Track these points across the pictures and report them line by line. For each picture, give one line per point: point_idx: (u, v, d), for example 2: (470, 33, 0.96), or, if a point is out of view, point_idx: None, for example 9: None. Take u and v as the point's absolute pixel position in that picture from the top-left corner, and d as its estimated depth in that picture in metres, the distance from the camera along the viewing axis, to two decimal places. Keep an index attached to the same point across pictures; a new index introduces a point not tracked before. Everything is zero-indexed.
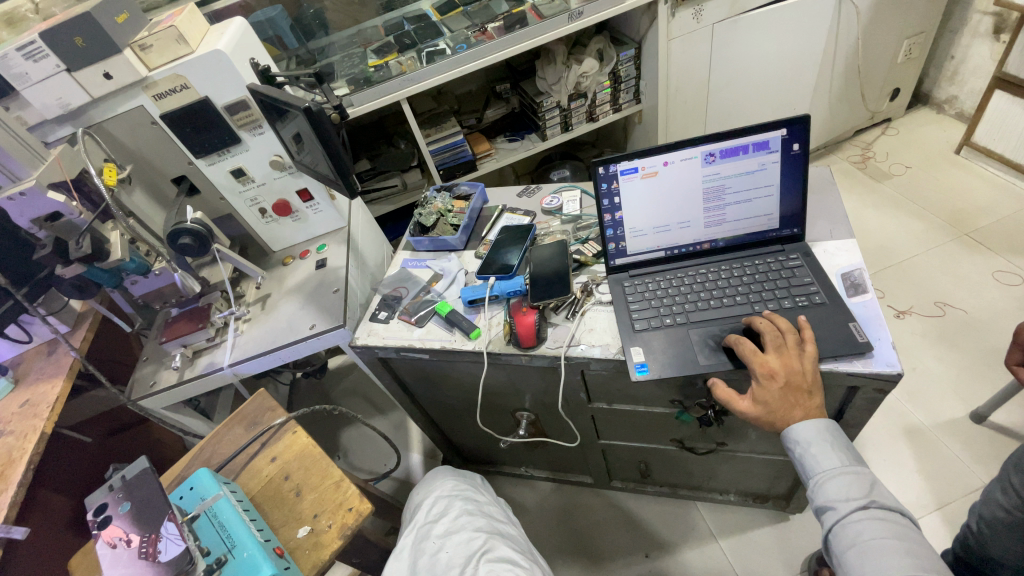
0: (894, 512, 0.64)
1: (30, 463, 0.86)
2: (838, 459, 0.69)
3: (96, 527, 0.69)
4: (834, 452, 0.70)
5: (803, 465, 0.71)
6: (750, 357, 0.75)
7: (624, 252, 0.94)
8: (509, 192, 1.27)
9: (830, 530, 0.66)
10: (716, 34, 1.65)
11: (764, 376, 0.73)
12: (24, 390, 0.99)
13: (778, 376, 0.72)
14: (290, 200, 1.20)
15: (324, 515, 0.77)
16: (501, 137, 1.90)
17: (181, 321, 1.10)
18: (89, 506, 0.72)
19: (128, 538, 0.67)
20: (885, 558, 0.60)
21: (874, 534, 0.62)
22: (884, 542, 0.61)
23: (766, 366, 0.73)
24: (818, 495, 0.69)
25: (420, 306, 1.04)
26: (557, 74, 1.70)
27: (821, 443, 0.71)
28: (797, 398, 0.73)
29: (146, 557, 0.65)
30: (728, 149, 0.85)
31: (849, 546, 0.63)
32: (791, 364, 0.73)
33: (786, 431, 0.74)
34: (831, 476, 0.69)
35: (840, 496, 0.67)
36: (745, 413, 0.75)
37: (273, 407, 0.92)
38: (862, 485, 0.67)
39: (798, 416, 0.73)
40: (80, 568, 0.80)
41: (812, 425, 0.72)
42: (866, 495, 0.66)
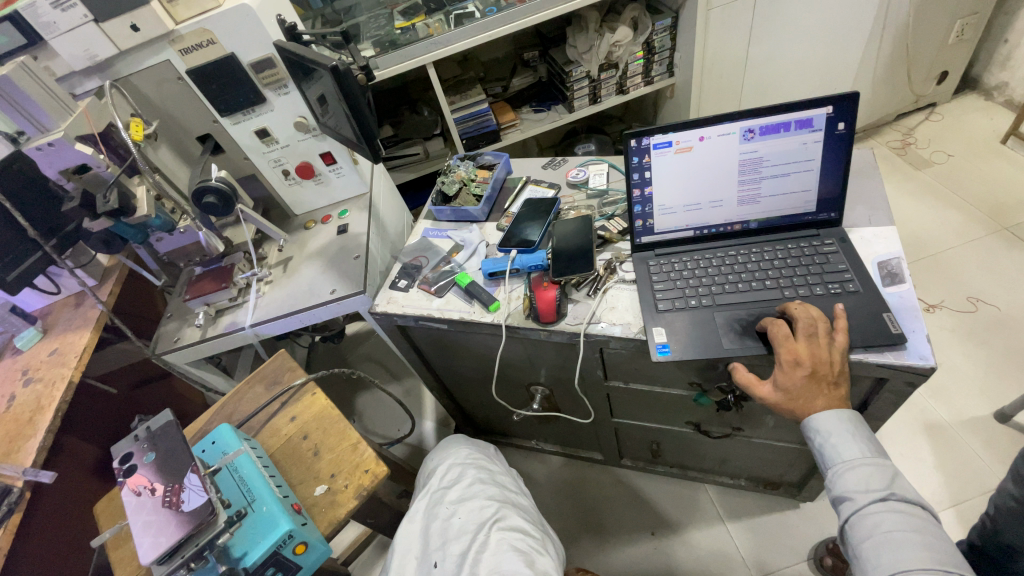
0: (915, 505, 0.63)
1: (58, 410, 0.89)
2: (859, 450, 0.68)
3: (122, 474, 0.67)
4: (855, 443, 0.68)
5: (821, 455, 0.71)
6: (778, 341, 0.72)
7: (651, 230, 0.91)
8: (534, 163, 1.22)
9: (846, 520, 0.66)
10: (759, 5, 1.57)
11: (789, 362, 0.71)
12: (52, 339, 1.02)
13: (804, 363, 0.70)
14: (313, 163, 1.19)
15: (341, 475, 0.78)
16: (527, 107, 1.85)
17: (205, 279, 1.11)
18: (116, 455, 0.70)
19: (152, 487, 0.65)
20: (901, 551, 0.59)
21: (891, 527, 0.61)
22: (901, 535, 0.60)
23: (792, 353, 0.71)
24: (836, 486, 0.68)
25: (440, 276, 1.05)
26: (588, 42, 1.62)
27: (841, 434, 0.69)
28: (820, 387, 0.71)
29: (168, 506, 0.63)
30: (769, 126, 0.81)
31: (866, 538, 0.62)
32: (818, 353, 0.70)
33: (807, 420, 0.72)
34: (850, 467, 0.68)
35: (857, 488, 0.66)
36: (765, 399, 0.73)
37: (294, 368, 0.94)
38: (883, 477, 0.66)
39: (821, 405, 0.71)
40: (105, 514, 0.83)
41: (834, 414, 0.70)
42: (886, 488, 0.65)
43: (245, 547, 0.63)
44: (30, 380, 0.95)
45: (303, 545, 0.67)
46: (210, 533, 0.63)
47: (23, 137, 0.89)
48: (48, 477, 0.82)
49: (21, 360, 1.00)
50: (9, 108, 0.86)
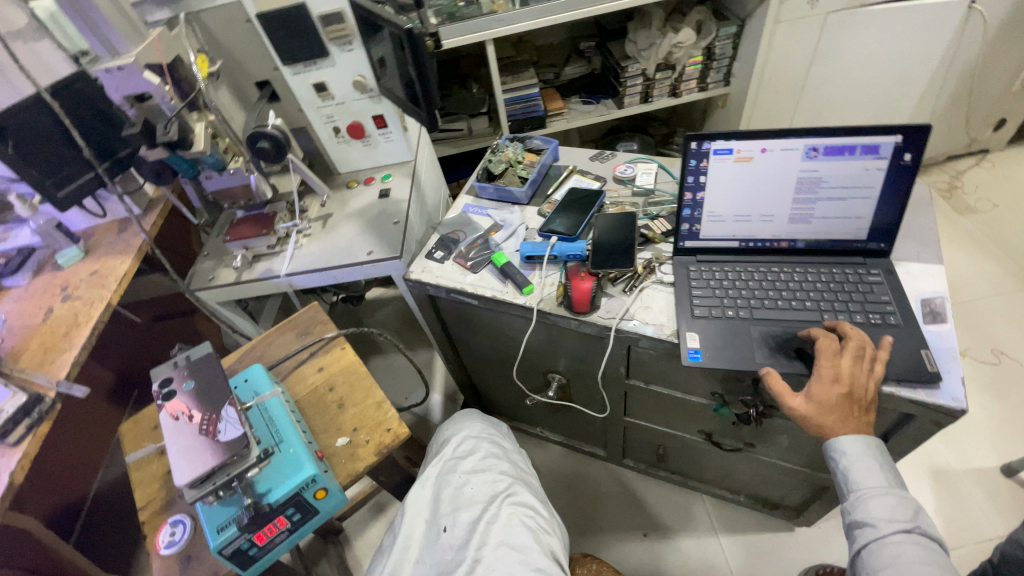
0: (934, 541, 0.64)
1: (94, 329, 0.91)
2: (883, 479, 0.69)
3: (161, 398, 0.65)
4: (880, 472, 0.70)
5: (842, 480, 0.72)
6: (824, 355, 0.72)
7: (696, 235, 0.91)
8: (582, 153, 1.22)
9: (862, 546, 0.66)
10: (829, 25, 1.54)
11: (828, 377, 0.70)
12: (94, 260, 1.04)
13: (843, 382, 0.70)
14: (364, 123, 1.20)
15: (363, 431, 0.80)
16: (576, 96, 1.83)
17: (246, 223, 1.13)
18: (153, 379, 0.69)
19: (190, 414, 0.63)
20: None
21: (911, 558, 0.62)
22: (920, 566, 0.61)
23: (834, 368, 0.71)
24: (857, 511, 0.69)
25: (476, 252, 1.05)
26: (649, 39, 1.60)
27: (865, 460, 0.70)
28: (851, 409, 0.71)
29: (205, 434, 0.61)
30: (834, 147, 0.80)
31: (886, 566, 0.63)
32: (859, 374, 0.70)
33: (829, 441, 0.72)
34: (874, 494, 0.69)
35: (878, 516, 0.67)
36: (795, 409, 0.71)
37: (325, 321, 0.96)
38: (905, 509, 0.67)
39: (848, 431, 0.71)
40: (128, 435, 0.85)
41: (866, 441, 0.71)
42: (909, 519, 0.66)
43: (270, 484, 0.65)
44: (69, 296, 0.97)
45: (323, 491, 0.68)
46: (242, 466, 0.63)
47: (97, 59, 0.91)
48: (82, 391, 0.84)
49: (61, 275, 1.01)
50: (89, 31, 0.89)
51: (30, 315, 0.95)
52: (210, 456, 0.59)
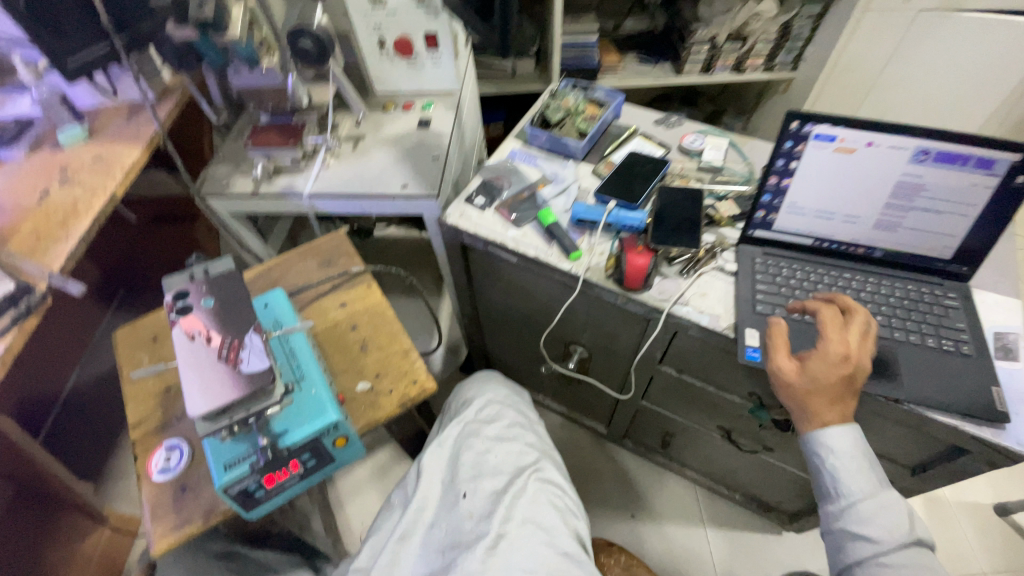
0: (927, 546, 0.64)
1: (95, 222, 0.82)
2: (869, 479, 0.68)
3: (174, 312, 0.57)
4: (867, 471, 0.69)
5: (834, 485, 0.69)
6: (833, 333, 0.69)
7: (769, 224, 0.84)
8: (646, 115, 1.12)
9: (858, 557, 0.65)
10: (917, 23, 1.43)
11: (836, 356, 0.67)
12: (98, 144, 0.93)
13: (850, 363, 0.67)
14: (414, 40, 1.07)
15: (387, 378, 0.73)
16: (634, 53, 1.69)
17: (271, 131, 1.01)
18: (165, 290, 0.60)
19: (208, 336, 0.55)
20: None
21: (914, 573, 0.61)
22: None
23: (843, 348, 0.68)
24: (849, 518, 0.67)
25: (522, 205, 0.97)
26: (727, 4, 1.47)
27: (854, 461, 0.69)
28: (850, 390, 0.69)
29: (225, 362, 0.53)
30: (946, 154, 0.72)
31: None
32: (864, 355, 0.68)
33: (819, 438, 0.70)
34: (866, 498, 0.67)
35: (873, 523, 0.66)
36: (794, 384, 0.69)
37: (351, 254, 0.87)
38: (897, 512, 0.66)
39: (833, 421, 0.69)
40: (124, 343, 0.77)
41: (853, 438, 0.69)
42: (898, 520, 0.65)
43: (287, 424, 0.59)
44: (67, 180, 0.87)
45: (343, 439, 0.63)
46: (264, 404, 0.54)
47: None
48: (81, 288, 0.76)
49: (60, 156, 0.91)
50: None
51: (23, 196, 0.85)
52: (230, 388, 0.51)
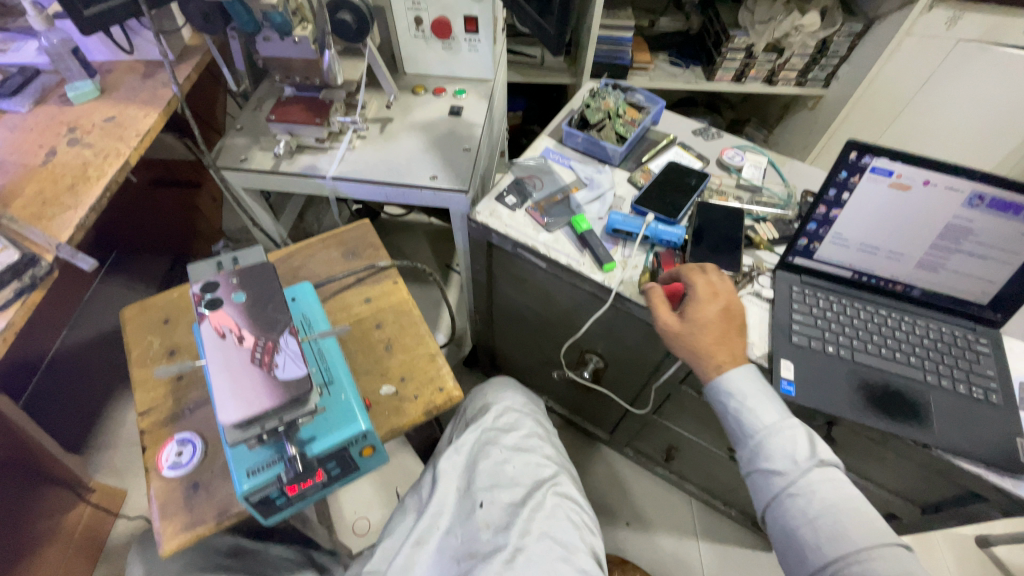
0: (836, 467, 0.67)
1: (107, 190, 0.76)
2: (773, 415, 0.70)
3: (203, 306, 0.53)
4: (769, 408, 0.70)
5: (740, 426, 0.71)
6: (702, 279, 0.76)
7: (810, 253, 0.82)
8: (684, 124, 1.09)
9: (777, 493, 0.68)
10: (954, 52, 1.40)
11: (706, 296, 0.74)
12: (111, 104, 0.87)
13: (721, 299, 0.74)
14: (453, 22, 1.02)
15: (412, 383, 0.70)
16: (664, 54, 1.66)
17: (296, 106, 0.95)
18: (191, 280, 0.56)
19: (240, 335, 0.52)
20: (844, 525, 0.62)
21: (829, 501, 0.64)
22: (840, 507, 0.64)
23: (710, 288, 0.74)
24: (762, 458, 0.69)
25: (556, 209, 0.94)
26: (769, 13, 1.43)
27: (754, 399, 0.71)
28: (730, 330, 0.74)
29: (260, 366, 0.50)
30: (1002, 201, 0.69)
31: (804, 518, 0.65)
32: (730, 291, 0.75)
33: (719, 384, 0.72)
34: (773, 435, 0.69)
35: (786, 459, 0.68)
36: (685, 331, 0.73)
37: (377, 246, 0.83)
38: (804, 442, 0.69)
39: (727, 363, 0.73)
40: (135, 322, 0.74)
41: (746, 376, 0.72)
42: (807, 453, 0.68)
43: (316, 431, 0.55)
44: (77, 141, 0.81)
45: (370, 450, 0.60)
46: (298, 412, 0.51)
47: None
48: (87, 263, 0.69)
49: (69, 114, 0.85)
50: None
51: (27, 153, 0.79)
52: (265, 395, 0.48)
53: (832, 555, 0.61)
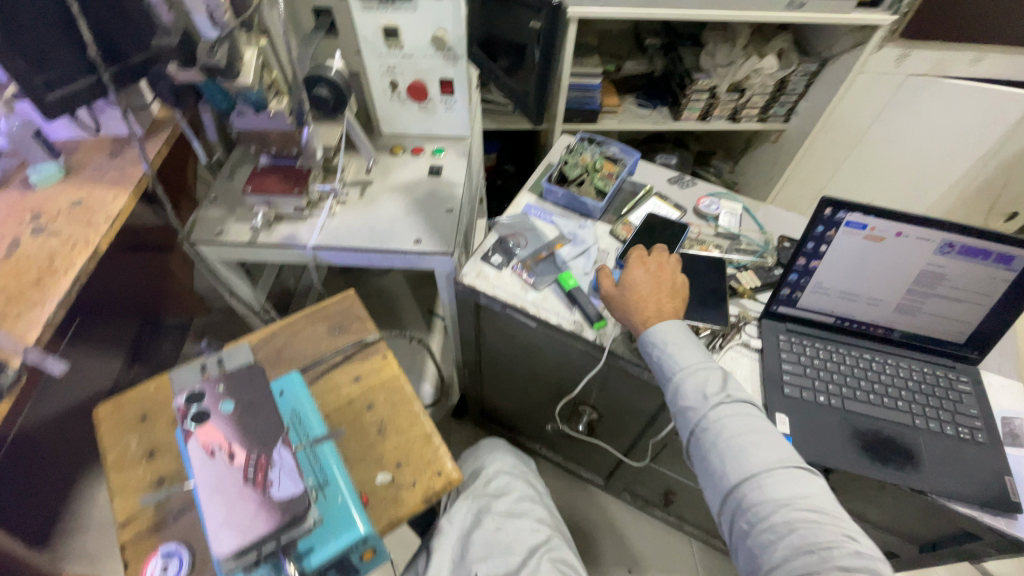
0: (746, 401, 0.69)
1: (77, 280, 0.73)
2: (690, 358, 0.73)
3: (189, 422, 0.51)
4: (687, 351, 0.73)
5: (661, 371, 0.74)
6: (638, 253, 0.86)
7: (793, 302, 0.84)
8: (659, 172, 1.11)
9: (691, 430, 0.70)
10: (905, 86, 1.49)
11: (639, 264, 0.83)
12: (77, 186, 0.84)
13: (651, 265, 0.82)
14: (428, 85, 1.03)
15: (408, 468, 0.67)
16: (632, 96, 1.72)
17: (273, 176, 0.94)
18: (175, 391, 0.54)
19: (230, 450, 0.50)
20: (748, 453, 0.65)
21: (734, 430, 0.66)
22: (745, 437, 0.66)
23: (644, 259, 0.84)
24: (678, 397, 0.72)
25: (542, 267, 0.94)
26: (729, 57, 1.49)
27: (674, 343, 0.74)
28: (661, 289, 0.80)
29: (254, 485, 0.48)
30: (971, 248, 0.72)
31: (712, 447, 0.67)
32: (663, 263, 0.83)
33: (646, 334, 0.76)
34: (688, 374, 0.72)
35: (697, 396, 0.70)
36: (615, 290, 0.81)
37: (364, 319, 0.82)
38: (717, 381, 0.71)
39: (654, 318, 0.77)
40: (110, 421, 0.70)
41: (669, 325, 0.75)
42: (720, 389, 0.70)
43: (313, 541, 0.52)
44: (43, 229, 0.78)
45: (370, 550, 0.57)
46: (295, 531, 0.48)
47: None
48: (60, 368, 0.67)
49: (33, 199, 0.82)
50: None
51: None
52: (262, 518, 0.46)
53: (737, 481, 0.64)
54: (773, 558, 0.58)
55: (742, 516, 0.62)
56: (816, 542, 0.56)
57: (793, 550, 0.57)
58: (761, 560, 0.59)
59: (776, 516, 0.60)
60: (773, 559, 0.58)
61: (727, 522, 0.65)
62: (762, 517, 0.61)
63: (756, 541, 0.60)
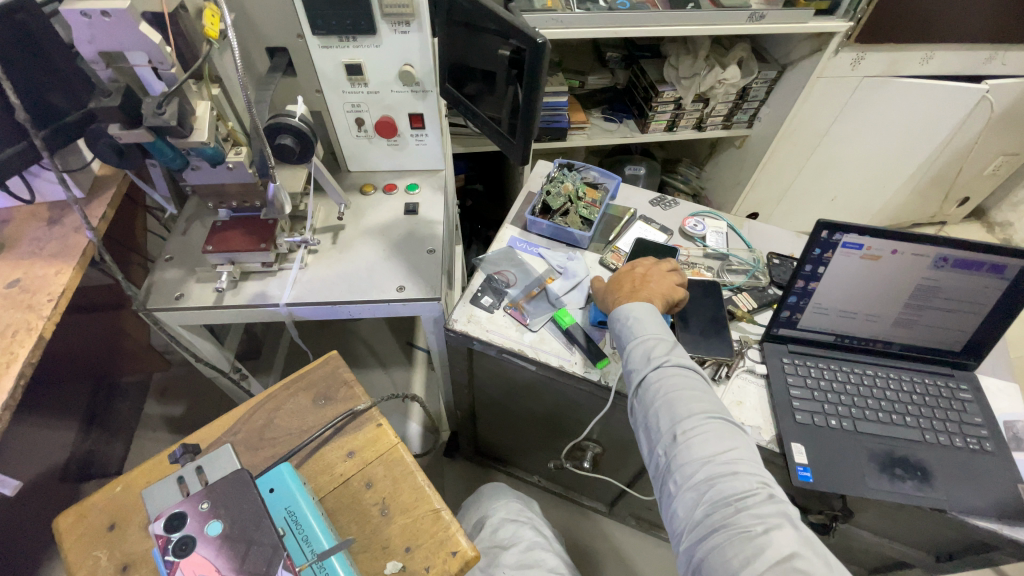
0: (689, 367, 0.70)
1: (20, 377, 0.64)
2: (643, 325, 0.74)
3: (174, 552, 0.46)
4: (642, 320, 0.74)
5: (618, 336, 0.76)
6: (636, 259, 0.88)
7: (793, 323, 0.83)
8: (642, 194, 1.09)
9: (634, 389, 0.71)
10: (861, 88, 1.52)
11: (630, 265, 0.86)
12: (11, 263, 0.74)
13: (637, 265, 0.85)
14: (397, 120, 0.97)
15: (418, 551, 0.61)
16: (598, 110, 1.71)
17: (237, 231, 0.86)
18: (156, 513, 0.50)
19: None
20: (681, 410, 0.65)
21: (670, 389, 0.67)
22: (681, 396, 0.66)
23: (638, 263, 0.86)
24: (625, 361, 0.73)
25: (535, 305, 0.89)
26: (693, 69, 1.49)
27: (630, 314, 0.75)
28: (642, 282, 0.82)
29: None
30: (964, 260, 0.73)
31: (650, 404, 0.68)
32: (655, 266, 0.85)
33: (613, 310, 0.78)
34: (638, 340, 0.73)
35: (643, 359, 0.71)
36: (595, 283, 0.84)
37: (351, 383, 0.75)
38: (665, 347, 0.72)
39: (623, 300, 0.78)
40: (71, 537, 0.61)
41: (633, 302, 0.77)
42: (666, 354, 0.71)
43: None
44: None
45: None
46: None
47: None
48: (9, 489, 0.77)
49: None
50: None
51: None
52: None
53: (668, 436, 0.65)
54: (693, 509, 0.60)
55: (670, 469, 0.63)
56: (731, 495, 0.58)
57: (711, 502, 0.58)
58: (680, 510, 0.60)
59: (700, 470, 0.61)
60: (692, 510, 0.59)
61: (657, 477, 0.66)
62: (687, 471, 0.61)
63: (679, 492, 0.61)
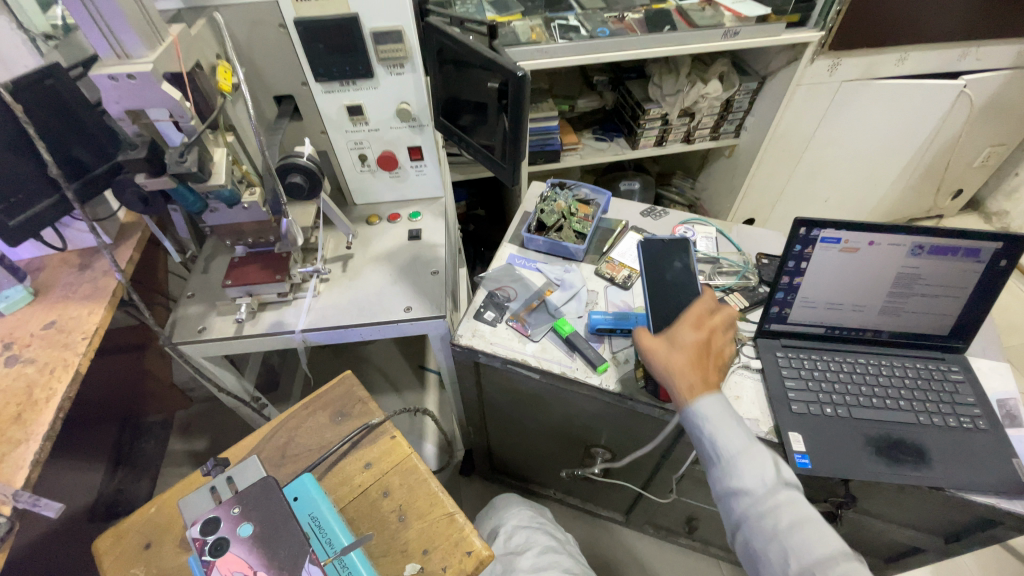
0: (798, 487, 0.60)
1: (60, 409, 0.69)
2: (740, 436, 0.62)
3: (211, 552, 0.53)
4: (737, 429, 0.63)
5: (708, 449, 0.63)
6: (697, 308, 0.73)
7: (784, 318, 0.87)
8: (632, 207, 1.14)
9: (742, 519, 0.59)
10: (841, 91, 1.58)
11: (692, 322, 0.71)
12: (48, 306, 0.81)
13: (703, 330, 0.70)
14: (397, 153, 1.04)
15: (436, 552, 0.64)
16: (589, 131, 1.79)
17: (253, 265, 0.92)
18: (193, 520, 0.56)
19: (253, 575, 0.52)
20: (811, 549, 0.55)
21: (796, 523, 0.56)
22: (808, 531, 0.56)
23: (699, 320, 0.72)
24: (725, 481, 0.61)
25: (536, 317, 0.94)
26: (676, 86, 1.56)
27: (723, 421, 0.63)
28: (708, 359, 0.69)
29: None
30: (939, 247, 0.76)
31: (769, 540, 0.56)
32: (719, 331, 0.72)
33: (692, 407, 0.64)
34: (738, 457, 0.61)
35: (753, 481, 0.60)
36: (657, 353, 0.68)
37: (365, 400, 0.80)
38: (770, 463, 0.61)
39: (702, 393, 0.65)
40: (108, 556, 0.65)
41: (716, 402, 0.64)
42: (774, 473, 0.60)
43: None
44: (17, 359, 0.74)
45: None
46: None
47: (118, 57, 0.67)
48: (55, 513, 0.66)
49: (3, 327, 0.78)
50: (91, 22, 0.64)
51: None
52: None
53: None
54: None
55: None
56: None
57: None
58: None
59: None
60: None
61: None
62: None
63: None
